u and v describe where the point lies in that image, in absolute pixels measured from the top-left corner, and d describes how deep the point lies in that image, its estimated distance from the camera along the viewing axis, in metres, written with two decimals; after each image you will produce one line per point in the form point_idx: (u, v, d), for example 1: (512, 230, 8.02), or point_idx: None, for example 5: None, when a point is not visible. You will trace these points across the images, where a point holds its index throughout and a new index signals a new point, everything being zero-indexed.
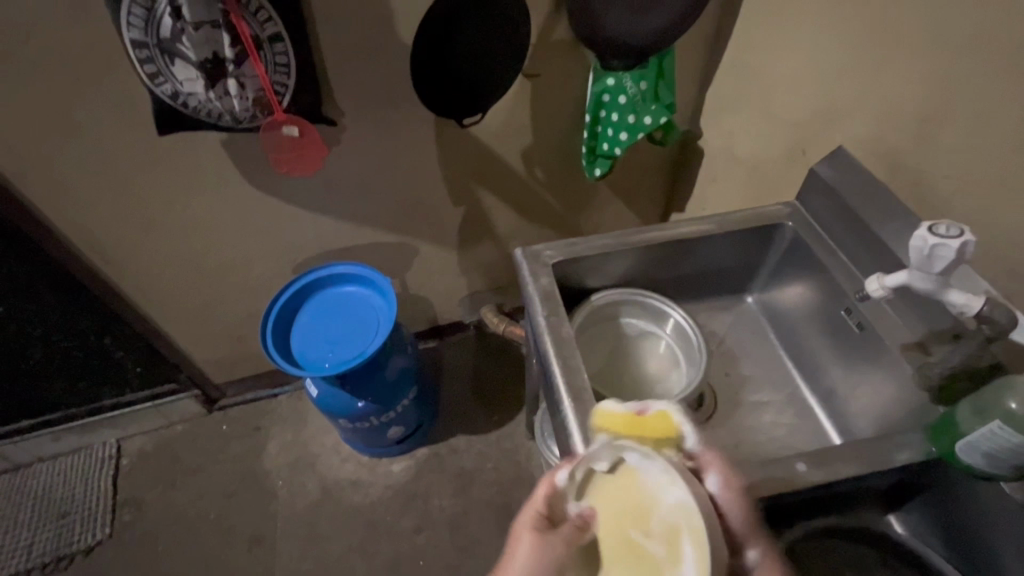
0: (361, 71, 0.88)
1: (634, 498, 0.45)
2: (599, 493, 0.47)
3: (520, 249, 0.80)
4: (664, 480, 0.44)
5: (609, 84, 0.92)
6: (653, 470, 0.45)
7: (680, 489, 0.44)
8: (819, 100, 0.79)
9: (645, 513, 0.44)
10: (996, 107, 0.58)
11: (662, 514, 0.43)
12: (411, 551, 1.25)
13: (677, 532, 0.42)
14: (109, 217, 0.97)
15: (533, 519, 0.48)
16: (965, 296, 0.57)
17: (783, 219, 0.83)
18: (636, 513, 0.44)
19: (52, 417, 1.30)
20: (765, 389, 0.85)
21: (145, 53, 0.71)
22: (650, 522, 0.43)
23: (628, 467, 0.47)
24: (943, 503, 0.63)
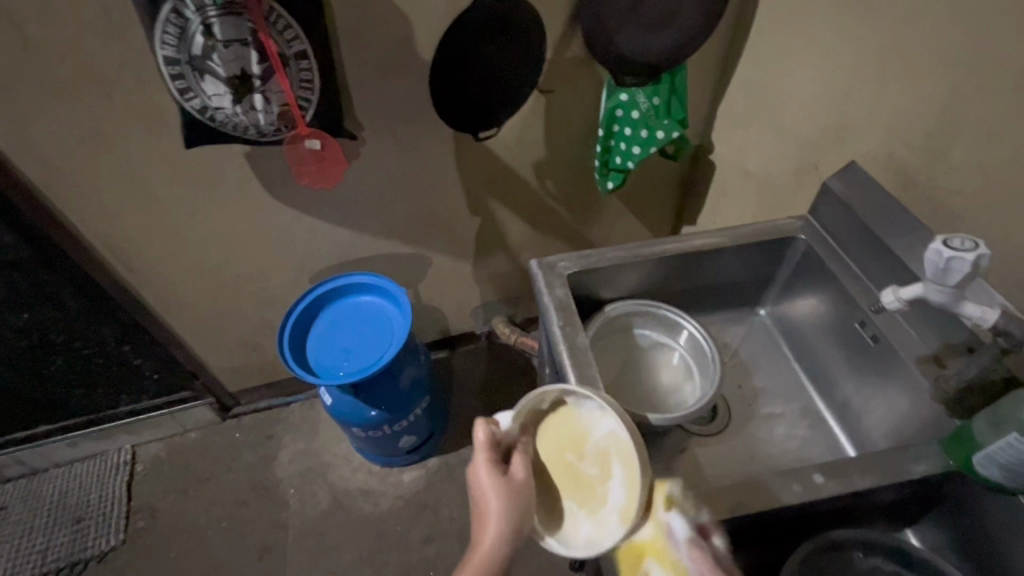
0: (380, 87, 0.91)
1: (568, 431, 0.59)
2: (536, 429, 0.61)
3: (535, 260, 0.81)
4: (599, 415, 0.59)
5: (623, 100, 0.94)
6: (586, 409, 0.60)
7: (609, 423, 0.58)
8: (830, 116, 0.81)
9: (580, 439, 0.59)
10: (1005, 123, 0.59)
11: (596, 440, 0.58)
12: (421, 562, 1.25)
13: (607, 454, 0.57)
14: (134, 227, 0.99)
15: (490, 467, 0.55)
16: (981, 308, 0.58)
17: (796, 232, 0.84)
18: (575, 439, 0.59)
19: (71, 422, 1.32)
20: (779, 401, 0.85)
21: (177, 69, 0.74)
22: (586, 446, 0.58)
23: (570, 402, 0.61)
24: (960, 517, 0.63)
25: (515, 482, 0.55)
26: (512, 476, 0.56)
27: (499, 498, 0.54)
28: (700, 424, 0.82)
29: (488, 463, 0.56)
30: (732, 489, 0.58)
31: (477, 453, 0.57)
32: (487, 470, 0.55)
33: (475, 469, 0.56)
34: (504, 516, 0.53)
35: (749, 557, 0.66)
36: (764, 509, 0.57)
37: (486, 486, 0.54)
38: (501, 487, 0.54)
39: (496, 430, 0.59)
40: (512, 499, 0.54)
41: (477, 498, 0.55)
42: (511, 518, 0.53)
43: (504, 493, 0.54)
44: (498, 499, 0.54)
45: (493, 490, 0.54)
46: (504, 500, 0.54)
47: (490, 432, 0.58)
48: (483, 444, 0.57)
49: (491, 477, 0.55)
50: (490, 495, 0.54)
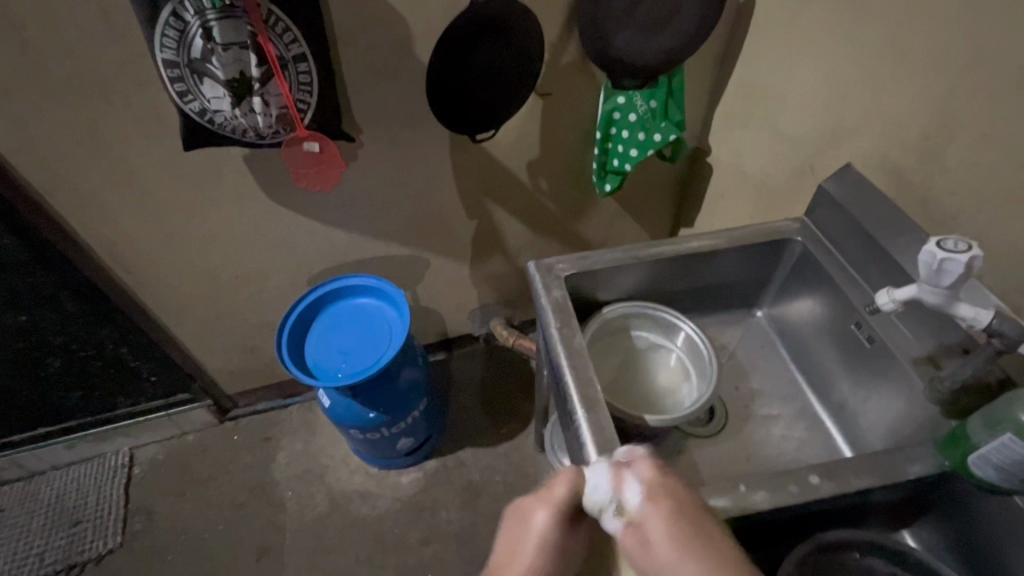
0: (380, 91, 0.91)
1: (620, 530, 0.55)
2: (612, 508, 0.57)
3: (533, 262, 0.82)
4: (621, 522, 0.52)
5: (620, 103, 0.95)
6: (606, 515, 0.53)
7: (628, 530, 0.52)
8: (826, 118, 0.81)
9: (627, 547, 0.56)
10: (998, 125, 0.60)
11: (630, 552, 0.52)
12: (419, 565, 1.25)
13: None
14: (133, 229, 1.00)
15: (552, 519, 0.53)
16: (974, 309, 0.58)
17: (792, 234, 0.85)
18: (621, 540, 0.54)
19: (69, 425, 1.32)
20: (776, 403, 0.85)
21: (176, 72, 0.74)
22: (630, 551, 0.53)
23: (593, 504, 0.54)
24: (956, 517, 0.63)
25: (566, 546, 0.53)
26: (565, 543, 0.53)
27: (543, 553, 0.52)
28: (697, 425, 0.82)
29: (555, 515, 0.53)
30: (729, 489, 0.58)
31: (549, 501, 0.55)
32: (547, 521, 0.53)
33: (536, 512, 0.54)
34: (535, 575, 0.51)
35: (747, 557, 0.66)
36: (760, 509, 0.57)
37: (538, 535, 0.53)
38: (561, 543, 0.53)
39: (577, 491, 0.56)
40: (553, 562, 0.52)
41: (521, 537, 0.54)
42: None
43: (552, 554, 0.52)
44: (542, 556, 0.52)
45: (542, 543, 0.52)
46: (546, 559, 0.52)
47: (572, 485, 0.56)
48: (557, 496, 0.55)
49: (547, 529, 0.53)
50: (535, 543, 0.52)
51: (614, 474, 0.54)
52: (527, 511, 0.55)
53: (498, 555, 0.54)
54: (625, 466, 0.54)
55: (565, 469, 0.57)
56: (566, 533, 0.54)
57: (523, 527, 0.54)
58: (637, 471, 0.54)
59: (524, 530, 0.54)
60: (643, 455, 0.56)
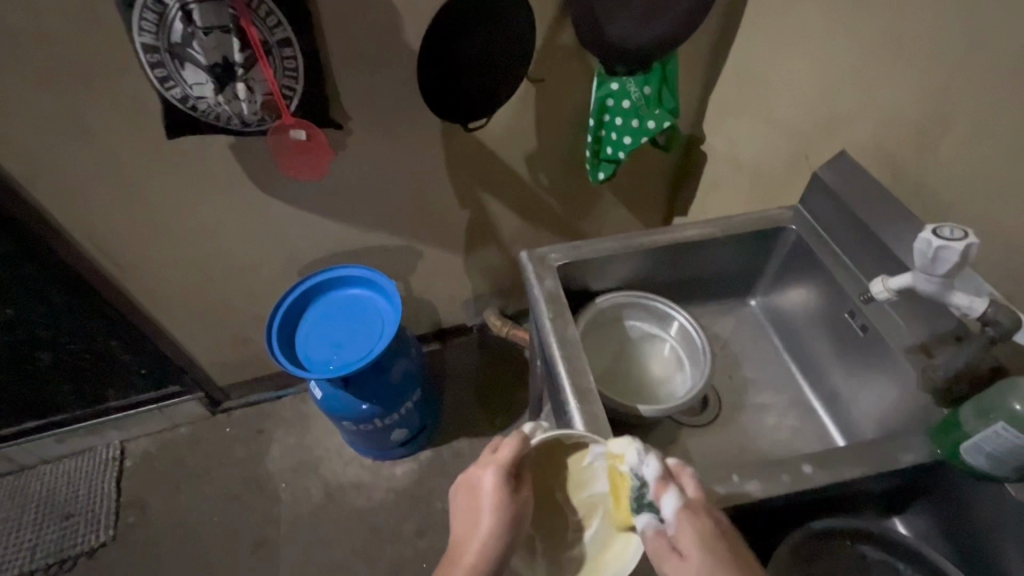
0: (368, 78, 0.89)
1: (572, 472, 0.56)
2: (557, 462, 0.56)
3: (525, 252, 0.81)
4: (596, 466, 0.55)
5: (613, 89, 0.92)
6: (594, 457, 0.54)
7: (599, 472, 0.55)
8: (821, 105, 0.80)
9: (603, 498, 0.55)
10: (996, 112, 0.59)
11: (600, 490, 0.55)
12: (413, 555, 1.25)
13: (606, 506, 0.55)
14: (117, 220, 0.98)
15: (498, 482, 0.53)
16: (970, 298, 0.57)
17: (787, 223, 0.84)
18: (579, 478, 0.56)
19: (58, 419, 1.30)
20: (769, 392, 0.85)
21: (156, 57, 0.72)
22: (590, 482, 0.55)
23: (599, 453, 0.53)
24: (946, 505, 0.63)
25: (515, 504, 0.54)
26: (512, 503, 0.53)
27: (494, 515, 0.53)
28: (690, 415, 0.82)
29: (499, 479, 0.53)
30: (722, 481, 0.58)
31: (492, 464, 0.54)
32: (493, 484, 0.53)
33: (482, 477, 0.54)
34: (491, 536, 0.52)
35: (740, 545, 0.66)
36: (753, 500, 0.57)
37: (487, 499, 0.53)
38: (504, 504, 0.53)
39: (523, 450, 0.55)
40: (507, 519, 0.53)
41: (475, 499, 0.55)
42: (498, 539, 0.52)
43: (501, 513, 0.53)
44: (494, 517, 0.52)
45: (492, 505, 0.53)
46: (498, 519, 0.53)
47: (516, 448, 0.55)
48: (503, 460, 0.54)
49: (494, 493, 0.53)
50: (483, 509, 0.53)
51: (661, 479, 0.50)
52: (477, 477, 0.55)
53: (459, 522, 0.55)
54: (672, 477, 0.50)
55: (513, 434, 0.55)
56: (512, 492, 0.54)
57: (475, 488, 0.55)
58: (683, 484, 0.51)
59: (475, 493, 0.55)
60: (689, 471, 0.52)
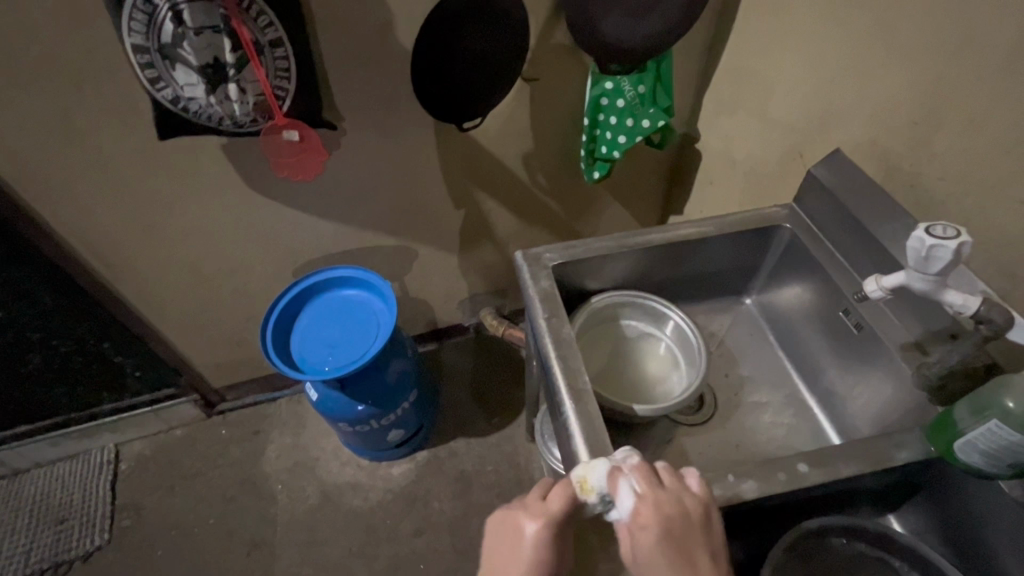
0: (361, 77, 0.89)
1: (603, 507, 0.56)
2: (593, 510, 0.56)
3: (520, 252, 0.80)
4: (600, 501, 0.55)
5: (608, 88, 0.93)
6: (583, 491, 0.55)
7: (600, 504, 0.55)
8: (815, 103, 0.80)
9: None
10: (989, 110, 0.59)
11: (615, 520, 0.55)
12: (411, 555, 1.25)
13: None
14: (109, 221, 0.97)
15: (545, 536, 0.52)
16: (962, 296, 0.58)
17: (781, 221, 0.84)
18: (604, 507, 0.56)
19: (51, 422, 1.29)
20: (764, 390, 0.85)
21: (146, 57, 0.72)
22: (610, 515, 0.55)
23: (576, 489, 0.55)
24: (943, 502, 0.63)
25: (554, 563, 0.52)
26: (556, 556, 0.52)
27: (535, 570, 0.51)
28: (686, 413, 0.82)
29: (547, 533, 0.52)
30: (718, 480, 0.58)
31: (541, 515, 0.53)
32: (539, 536, 0.52)
33: (527, 525, 0.52)
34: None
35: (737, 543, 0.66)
36: (749, 498, 0.57)
37: (530, 550, 0.51)
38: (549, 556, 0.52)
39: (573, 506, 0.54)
40: (545, 574, 0.51)
41: (512, 544, 0.53)
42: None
43: (544, 567, 0.51)
44: (535, 570, 0.51)
45: (534, 558, 0.51)
46: (538, 571, 0.51)
47: (566, 503, 0.53)
48: (556, 513, 0.53)
49: (539, 543, 0.51)
50: (524, 559, 0.51)
51: (608, 480, 0.52)
52: (519, 523, 0.53)
53: (487, 559, 0.54)
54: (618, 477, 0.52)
55: (564, 484, 0.54)
56: (557, 547, 0.53)
57: (513, 533, 0.53)
58: (630, 470, 0.52)
59: (513, 538, 0.53)
60: (639, 458, 0.53)
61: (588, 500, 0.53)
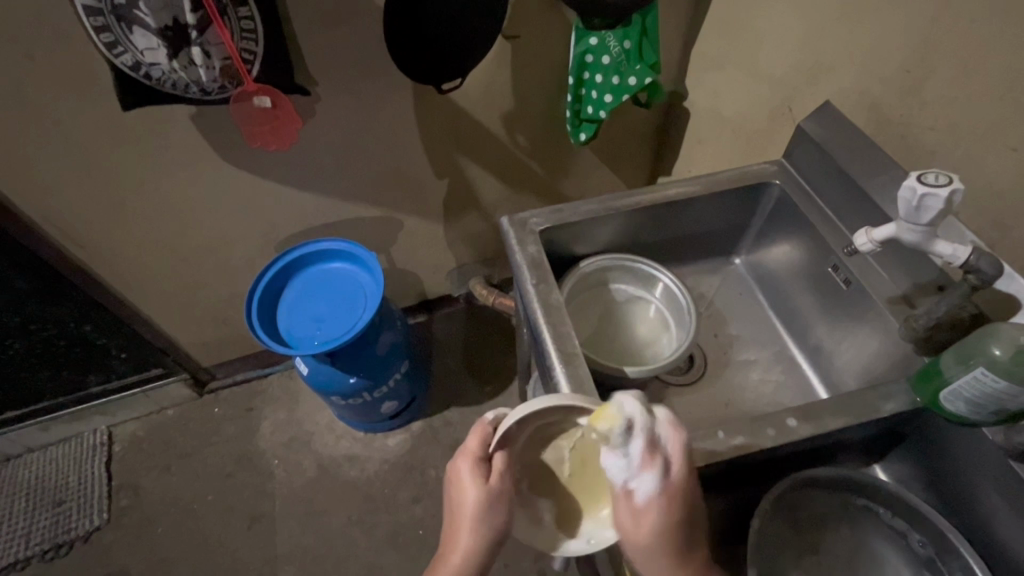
0: (332, 37, 0.84)
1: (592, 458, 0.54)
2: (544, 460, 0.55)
3: (506, 217, 0.79)
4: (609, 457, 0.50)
5: (592, 45, 0.89)
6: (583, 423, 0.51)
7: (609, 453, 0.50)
8: (804, 54, 0.78)
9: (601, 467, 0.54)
10: (982, 54, 0.57)
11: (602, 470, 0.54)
12: (410, 522, 1.27)
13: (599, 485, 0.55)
14: (78, 200, 0.93)
15: (471, 472, 0.53)
16: (952, 246, 0.58)
17: (770, 177, 0.83)
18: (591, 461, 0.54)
19: (40, 407, 1.28)
20: (754, 348, 0.86)
21: (100, 20, 0.68)
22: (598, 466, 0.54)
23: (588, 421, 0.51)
24: (927, 449, 0.65)
25: (491, 490, 0.53)
26: (490, 493, 0.53)
27: (476, 511, 0.53)
28: (677, 374, 0.83)
29: (472, 466, 0.54)
30: (706, 438, 0.58)
31: (467, 454, 0.54)
32: (469, 473, 0.53)
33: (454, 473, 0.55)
34: (479, 527, 0.53)
35: (731, 498, 0.68)
36: (736, 454, 0.58)
37: (466, 492, 0.53)
38: (476, 491, 0.53)
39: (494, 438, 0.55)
40: (489, 510, 0.53)
41: (457, 494, 0.54)
42: (487, 529, 0.53)
43: (477, 501, 0.53)
44: (472, 507, 0.53)
45: (473, 498, 0.53)
46: (479, 510, 0.53)
47: (484, 434, 0.55)
48: (473, 451, 0.54)
49: (471, 481, 0.53)
50: (464, 506, 0.53)
51: (644, 457, 0.48)
52: (454, 476, 0.55)
53: (449, 516, 0.56)
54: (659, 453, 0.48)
55: (479, 422, 0.56)
56: (489, 481, 0.53)
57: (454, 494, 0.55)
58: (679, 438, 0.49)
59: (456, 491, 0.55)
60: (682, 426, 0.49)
61: (606, 430, 0.47)
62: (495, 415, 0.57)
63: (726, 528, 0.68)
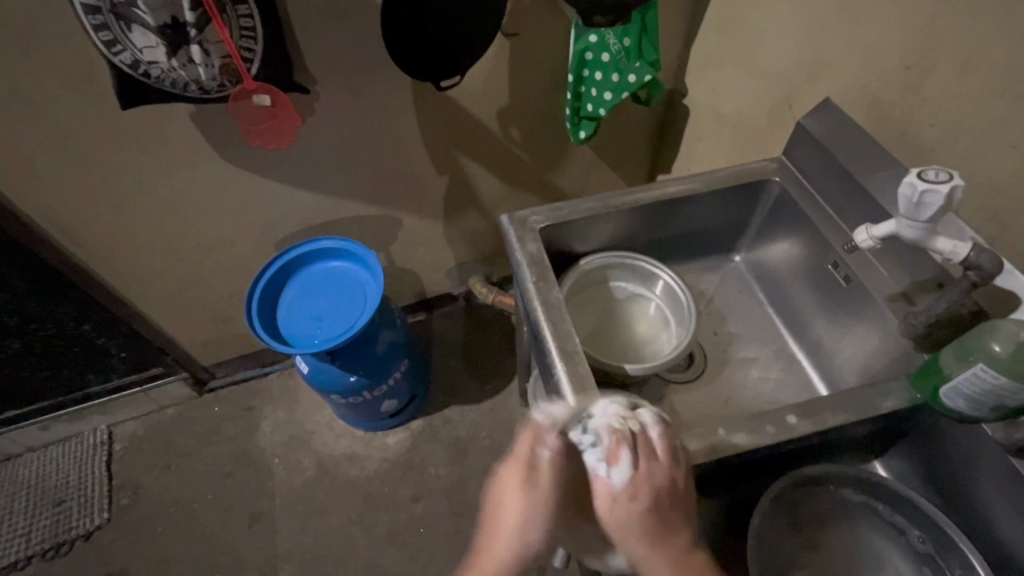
0: (332, 35, 0.84)
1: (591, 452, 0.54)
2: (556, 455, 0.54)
3: (506, 215, 0.79)
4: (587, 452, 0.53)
5: (591, 42, 0.89)
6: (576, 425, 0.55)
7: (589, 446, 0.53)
8: (804, 51, 0.78)
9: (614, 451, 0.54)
10: (982, 50, 0.57)
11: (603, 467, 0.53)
12: (410, 520, 1.27)
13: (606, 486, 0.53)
14: (77, 199, 0.93)
15: (519, 476, 0.52)
16: (951, 243, 0.58)
17: (770, 175, 0.83)
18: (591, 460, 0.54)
19: (40, 406, 1.28)
20: (754, 345, 0.86)
21: (99, 18, 0.68)
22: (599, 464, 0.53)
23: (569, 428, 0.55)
24: (926, 446, 0.65)
25: (537, 498, 0.51)
26: (537, 501, 0.51)
27: (522, 520, 0.50)
28: (677, 371, 0.83)
29: (521, 470, 0.52)
30: (706, 435, 0.59)
31: (517, 459, 0.53)
32: (517, 478, 0.52)
33: (502, 480, 0.53)
34: (521, 539, 0.50)
35: (732, 495, 0.68)
36: (736, 451, 0.58)
37: (512, 498, 0.51)
38: (523, 496, 0.51)
39: (544, 440, 0.54)
40: (534, 520, 0.50)
41: (499, 501, 0.52)
42: (529, 542, 0.50)
43: (522, 508, 0.50)
44: (515, 513, 0.51)
45: (519, 504, 0.51)
46: (523, 518, 0.50)
47: (534, 438, 0.54)
48: (523, 456, 0.53)
49: (520, 486, 0.51)
50: (506, 511, 0.51)
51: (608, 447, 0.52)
52: (500, 482, 0.53)
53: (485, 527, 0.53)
54: (628, 432, 0.52)
55: (530, 425, 0.55)
56: (537, 487, 0.51)
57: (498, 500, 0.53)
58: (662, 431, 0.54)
59: (499, 499, 0.52)
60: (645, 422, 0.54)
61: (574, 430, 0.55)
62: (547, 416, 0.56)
63: (727, 526, 0.68)
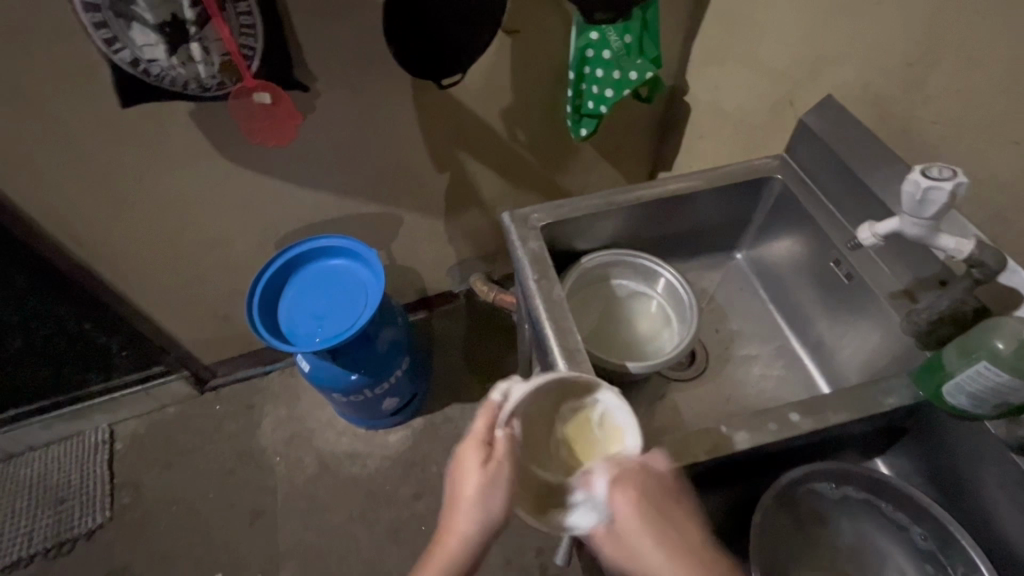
0: (332, 33, 0.84)
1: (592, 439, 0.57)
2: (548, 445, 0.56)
3: (508, 213, 0.79)
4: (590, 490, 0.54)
5: (592, 39, 0.88)
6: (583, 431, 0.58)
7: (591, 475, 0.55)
8: (805, 48, 0.77)
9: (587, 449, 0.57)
10: (985, 46, 0.57)
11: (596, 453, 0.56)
12: (412, 518, 1.27)
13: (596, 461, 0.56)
14: (77, 198, 0.93)
15: (476, 452, 0.53)
16: (955, 240, 0.58)
17: (772, 172, 0.83)
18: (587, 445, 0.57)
19: (41, 405, 1.28)
20: (755, 343, 0.86)
21: (98, 16, 0.67)
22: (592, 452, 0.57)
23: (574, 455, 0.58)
24: (927, 442, 0.65)
25: (494, 474, 0.51)
26: (496, 476, 0.51)
27: (480, 495, 0.51)
28: (678, 369, 0.83)
29: (478, 448, 0.53)
30: (708, 432, 0.59)
31: (473, 438, 0.54)
32: (474, 456, 0.52)
33: (460, 459, 0.54)
34: (480, 513, 0.51)
35: (734, 492, 0.68)
36: (739, 449, 0.58)
37: (471, 476, 0.52)
38: (481, 472, 0.51)
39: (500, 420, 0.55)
40: (492, 494, 0.51)
41: (459, 480, 0.53)
42: (489, 516, 0.51)
43: (480, 485, 0.51)
44: (474, 491, 0.51)
45: (478, 482, 0.51)
46: (485, 493, 0.51)
47: (491, 415, 0.55)
48: (478, 434, 0.54)
49: (478, 464, 0.52)
50: (466, 488, 0.52)
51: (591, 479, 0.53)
52: (458, 461, 0.54)
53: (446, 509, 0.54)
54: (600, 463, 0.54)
55: (488, 403, 0.56)
56: (494, 463, 0.52)
57: (458, 481, 0.53)
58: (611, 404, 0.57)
59: (459, 480, 0.53)
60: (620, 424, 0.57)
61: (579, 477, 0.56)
62: (503, 394, 0.57)
63: (728, 523, 0.68)
